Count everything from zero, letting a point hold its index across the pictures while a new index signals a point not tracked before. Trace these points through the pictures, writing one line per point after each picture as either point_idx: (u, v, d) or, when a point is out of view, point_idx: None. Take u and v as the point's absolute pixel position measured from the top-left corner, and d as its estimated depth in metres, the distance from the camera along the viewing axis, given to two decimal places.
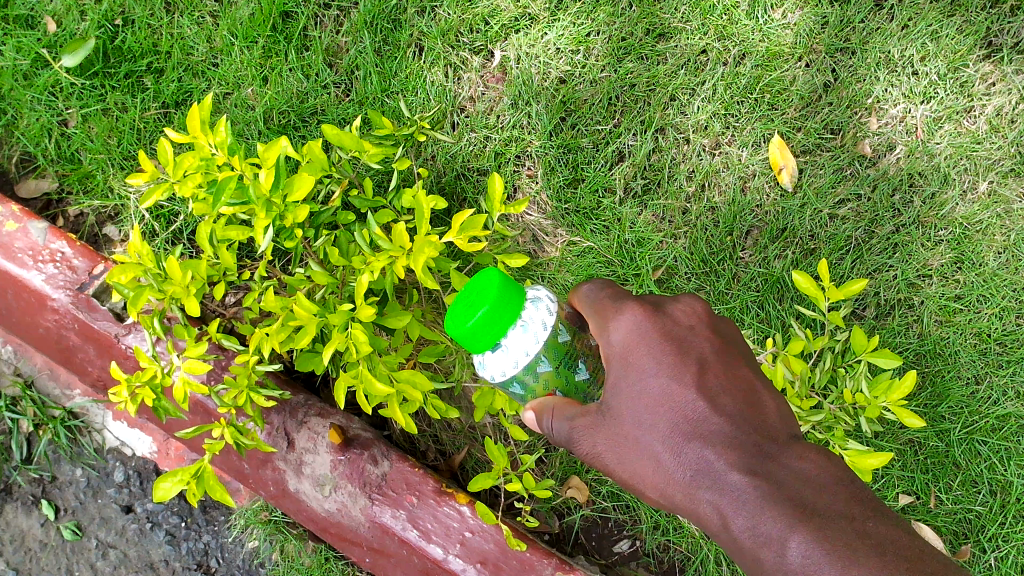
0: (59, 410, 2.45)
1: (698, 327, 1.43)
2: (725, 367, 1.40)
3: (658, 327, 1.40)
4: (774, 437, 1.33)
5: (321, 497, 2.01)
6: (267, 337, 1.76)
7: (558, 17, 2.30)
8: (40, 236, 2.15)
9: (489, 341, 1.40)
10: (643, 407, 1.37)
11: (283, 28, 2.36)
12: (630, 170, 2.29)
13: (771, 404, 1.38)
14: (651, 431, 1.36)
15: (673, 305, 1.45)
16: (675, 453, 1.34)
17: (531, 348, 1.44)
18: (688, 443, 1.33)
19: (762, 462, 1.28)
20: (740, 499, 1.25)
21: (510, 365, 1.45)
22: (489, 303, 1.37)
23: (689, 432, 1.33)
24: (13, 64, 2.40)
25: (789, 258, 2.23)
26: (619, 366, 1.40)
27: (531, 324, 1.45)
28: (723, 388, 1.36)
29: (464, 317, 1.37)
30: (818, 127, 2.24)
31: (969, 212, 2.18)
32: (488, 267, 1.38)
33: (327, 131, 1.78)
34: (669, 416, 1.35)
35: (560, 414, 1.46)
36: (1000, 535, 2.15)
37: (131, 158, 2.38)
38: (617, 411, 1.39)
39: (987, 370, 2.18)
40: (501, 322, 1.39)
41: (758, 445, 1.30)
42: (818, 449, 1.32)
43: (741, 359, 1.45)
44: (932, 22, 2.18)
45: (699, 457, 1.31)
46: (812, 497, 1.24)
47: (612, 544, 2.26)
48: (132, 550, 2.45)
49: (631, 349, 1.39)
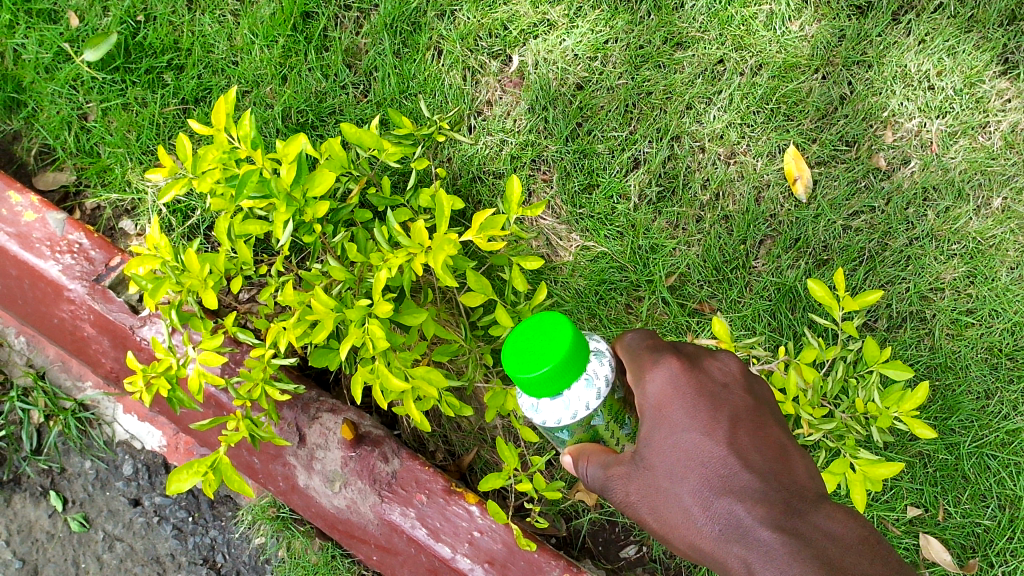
0: (71, 402, 2.47)
1: (733, 385, 1.42)
2: (758, 425, 1.38)
3: (694, 384, 1.39)
4: (803, 495, 1.31)
5: (331, 493, 2.02)
6: (285, 331, 1.77)
7: (576, 24, 2.32)
8: (58, 227, 2.17)
9: (550, 394, 1.32)
10: (675, 460, 1.35)
11: (304, 28, 2.38)
12: (645, 177, 2.30)
13: (801, 463, 1.37)
14: (682, 484, 1.34)
15: (709, 361, 1.44)
16: (704, 506, 1.32)
17: (592, 403, 1.37)
18: (718, 497, 1.31)
19: (790, 518, 1.28)
20: (769, 554, 1.24)
21: (566, 416, 1.38)
22: (554, 362, 1.27)
23: (719, 486, 1.32)
24: (35, 57, 2.43)
25: (802, 268, 2.24)
26: (653, 419, 1.38)
27: (593, 378, 1.38)
28: (755, 446, 1.35)
29: (527, 369, 1.28)
30: (833, 139, 2.25)
31: (983, 227, 2.18)
32: (558, 318, 1.31)
33: (345, 129, 1.81)
34: (700, 470, 1.33)
35: (594, 460, 1.46)
36: (1009, 550, 2.15)
37: (149, 153, 2.40)
38: (649, 462, 1.37)
39: (997, 386, 2.18)
40: (564, 380, 1.30)
41: (788, 502, 1.29)
42: (845, 509, 1.32)
43: (774, 419, 1.43)
44: (949, 37, 2.19)
45: (728, 511, 1.30)
46: (839, 556, 1.24)
47: (619, 550, 2.26)
48: (138, 544, 2.45)
49: (666, 403, 1.37)
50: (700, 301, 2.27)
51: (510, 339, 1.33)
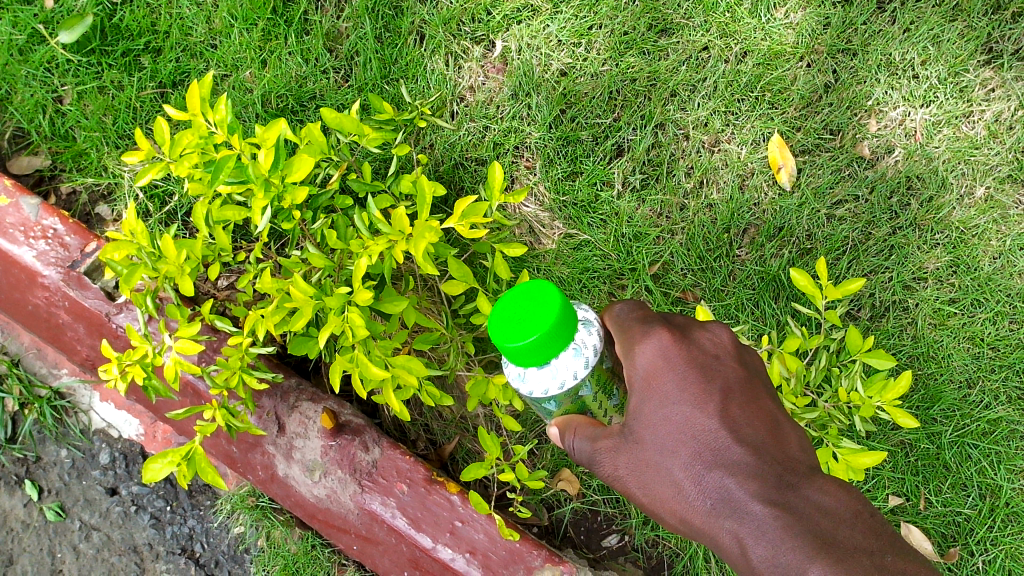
0: (46, 390, 2.43)
1: (724, 357, 1.40)
2: (749, 398, 1.37)
3: (684, 355, 1.37)
4: (795, 468, 1.30)
5: (310, 483, 2.00)
6: (263, 318, 1.75)
7: (560, 9, 2.30)
8: (33, 211, 2.13)
9: (536, 363, 1.29)
10: (665, 433, 1.34)
11: (284, 12, 2.34)
12: (629, 165, 2.28)
13: (793, 435, 1.36)
14: (672, 458, 1.33)
15: (699, 333, 1.42)
16: (695, 481, 1.31)
17: (579, 371, 1.35)
18: (710, 471, 1.31)
19: (782, 492, 1.26)
20: (761, 529, 1.23)
21: (553, 386, 1.36)
22: (541, 331, 1.26)
23: (710, 460, 1.31)
24: (8, 39, 2.38)
25: (786, 257, 2.23)
26: (642, 392, 1.36)
27: (581, 348, 1.36)
28: (746, 419, 1.34)
29: (513, 337, 1.26)
30: (818, 127, 2.24)
31: (966, 216, 2.18)
32: (545, 287, 1.28)
33: (326, 113, 1.78)
34: (691, 443, 1.32)
35: (582, 432, 1.42)
36: (989, 538, 2.16)
37: (126, 137, 2.36)
38: (639, 436, 1.36)
39: (979, 375, 2.18)
40: (551, 349, 1.28)
41: (780, 475, 1.28)
42: (838, 482, 1.30)
43: (765, 391, 1.41)
44: (934, 26, 2.18)
45: (720, 485, 1.29)
46: (832, 530, 1.22)
47: (601, 539, 2.25)
48: (115, 533, 2.42)
49: (656, 374, 1.35)
50: (684, 290, 2.26)
51: (495, 310, 1.30)
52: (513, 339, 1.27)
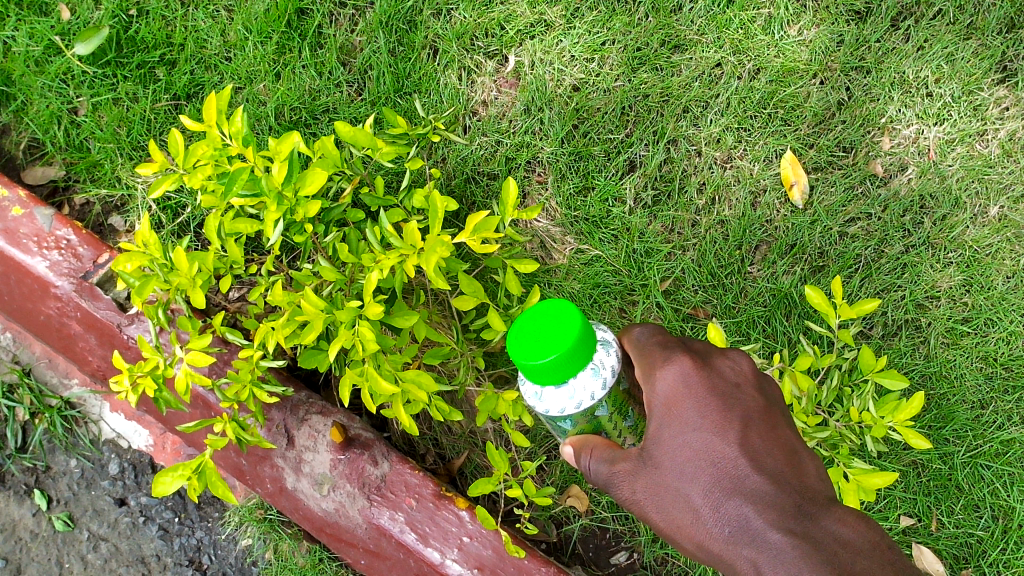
0: (57, 400, 2.45)
1: (745, 385, 1.40)
2: (769, 427, 1.36)
3: (705, 382, 1.36)
4: (815, 498, 1.29)
5: (319, 496, 2.00)
6: (274, 331, 1.75)
7: (573, 25, 2.30)
8: (46, 222, 2.14)
9: (555, 382, 1.29)
10: (684, 459, 1.33)
11: (298, 25, 2.36)
12: (640, 180, 2.28)
13: (812, 465, 1.35)
14: (691, 483, 1.32)
15: (719, 360, 1.41)
16: (713, 508, 1.30)
17: (596, 392, 1.35)
18: (728, 498, 1.29)
19: (801, 521, 1.25)
20: (779, 557, 1.22)
21: (570, 405, 1.35)
22: (560, 351, 1.25)
23: (729, 487, 1.30)
24: (26, 51, 2.39)
25: (798, 274, 2.22)
26: (662, 417, 1.36)
27: (599, 368, 1.36)
28: (767, 448, 1.33)
29: (532, 355, 1.26)
30: (830, 145, 2.23)
31: (979, 235, 2.17)
32: (564, 305, 1.28)
33: (339, 128, 1.79)
34: (710, 470, 1.31)
35: (599, 454, 1.41)
36: (1002, 561, 2.13)
37: (140, 148, 2.37)
38: (658, 461, 1.35)
39: (992, 395, 2.16)
40: (570, 369, 1.28)
41: (799, 505, 1.27)
42: (857, 513, 1.29)
43: (785, 421, 1.41)
44: (948, 44, 2.18)
45: (738, 513, 1.28)
46: (849, 560, 1.21)
47: (610, 556, 2.24)
48: (123, 544, 2.42)
49: (676, 401, 1.35)
50: (694, 306, 2.25)
51: (514, 328, 1.30)
52: (532, 357, 1.27)
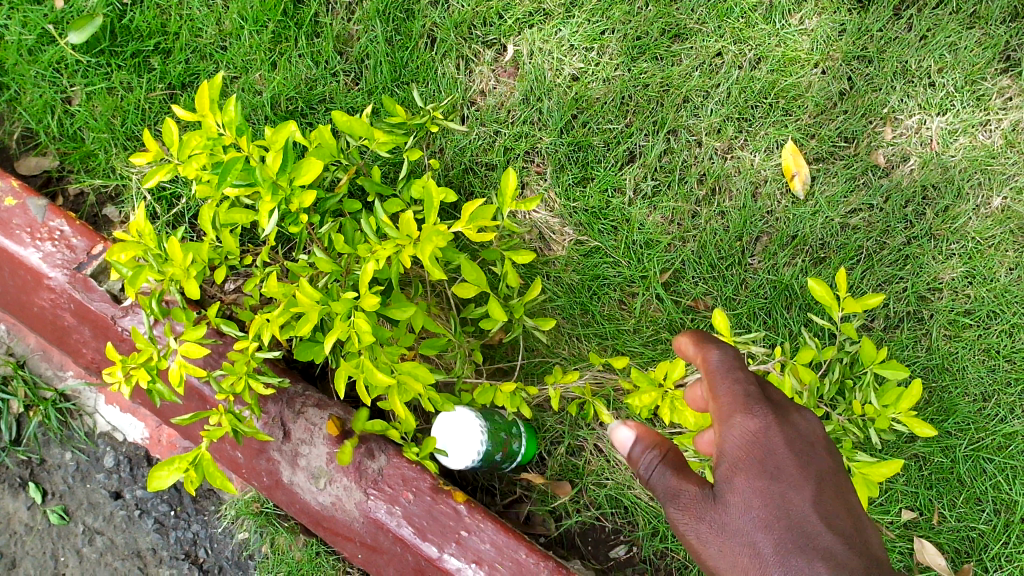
0: (51, 392, 2.42)
1: (818, 446, 1.41)
2: (839, 491, 1.36)
3: (783, 438, 1.37)
4: (885, 565, 1.26)
5: (315, 490, 1.97)
6: (269, 323, 1.73)
7: (572, 14, 2.28)
8: (39, 213, 2.12)
9: None
10: (755, 505, 1.32)
11: (294, 14, 2.32)
12: (640, 171, 2.26)
13: (878, 536, 1.34)
14: (760, 531, 1.30)
15: (795, 415, 1.43)
16: (781, 557, 1.27)
17: None
18: (797, 550, 1.26)
19: None
20: None
21: None
22: None
23: (800, 538, 1.27)
24: (18, 39, 2.35)
25: (799, 265, 2.20)
26: (734, 465, 1.36)
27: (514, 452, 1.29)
28: (836, 509, 1.32)
29: None
30: (832, 135, 2.21)
31: (982, 227, 2.15)
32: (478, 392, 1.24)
33: (335, 116, 1.75)
34: (782, 519, 1.29)
35: (666, 462, 1.42)
36: (1003, 554, 2.12)
37: (134, 138, 2.35)
38: (726, 505, 1.34)
39: (995, 388, 2.14)
40: None
41: (872, 567, 1.24)
42: None
43: (852, 491, 1.40)
44: (951, 33, 2.16)
45: (807, 566, 1.24)
46: None
47: (609, 550, 2.22)
48: (119, 537, 2.40)
49: (749, 450, 1.35)
50: (695, 298, 2.23)
51: None
52: None
